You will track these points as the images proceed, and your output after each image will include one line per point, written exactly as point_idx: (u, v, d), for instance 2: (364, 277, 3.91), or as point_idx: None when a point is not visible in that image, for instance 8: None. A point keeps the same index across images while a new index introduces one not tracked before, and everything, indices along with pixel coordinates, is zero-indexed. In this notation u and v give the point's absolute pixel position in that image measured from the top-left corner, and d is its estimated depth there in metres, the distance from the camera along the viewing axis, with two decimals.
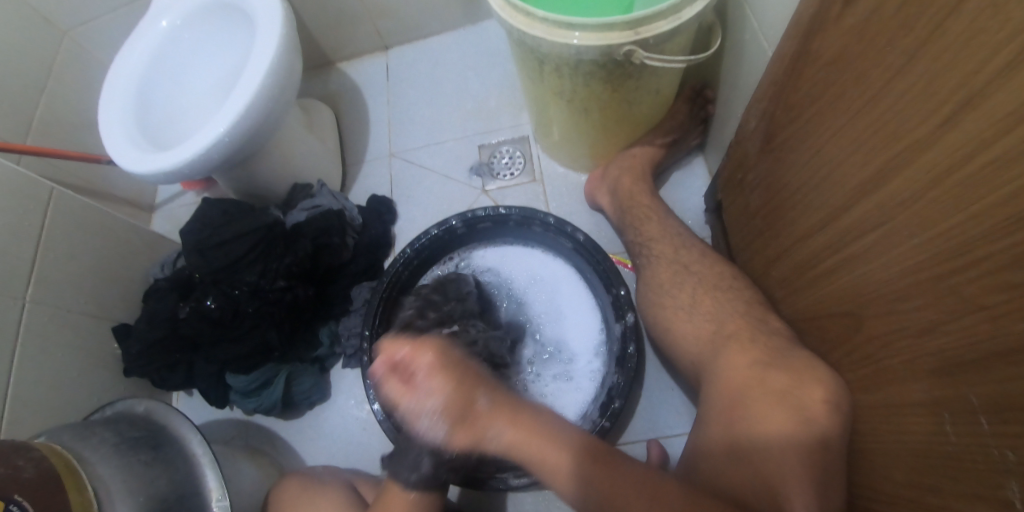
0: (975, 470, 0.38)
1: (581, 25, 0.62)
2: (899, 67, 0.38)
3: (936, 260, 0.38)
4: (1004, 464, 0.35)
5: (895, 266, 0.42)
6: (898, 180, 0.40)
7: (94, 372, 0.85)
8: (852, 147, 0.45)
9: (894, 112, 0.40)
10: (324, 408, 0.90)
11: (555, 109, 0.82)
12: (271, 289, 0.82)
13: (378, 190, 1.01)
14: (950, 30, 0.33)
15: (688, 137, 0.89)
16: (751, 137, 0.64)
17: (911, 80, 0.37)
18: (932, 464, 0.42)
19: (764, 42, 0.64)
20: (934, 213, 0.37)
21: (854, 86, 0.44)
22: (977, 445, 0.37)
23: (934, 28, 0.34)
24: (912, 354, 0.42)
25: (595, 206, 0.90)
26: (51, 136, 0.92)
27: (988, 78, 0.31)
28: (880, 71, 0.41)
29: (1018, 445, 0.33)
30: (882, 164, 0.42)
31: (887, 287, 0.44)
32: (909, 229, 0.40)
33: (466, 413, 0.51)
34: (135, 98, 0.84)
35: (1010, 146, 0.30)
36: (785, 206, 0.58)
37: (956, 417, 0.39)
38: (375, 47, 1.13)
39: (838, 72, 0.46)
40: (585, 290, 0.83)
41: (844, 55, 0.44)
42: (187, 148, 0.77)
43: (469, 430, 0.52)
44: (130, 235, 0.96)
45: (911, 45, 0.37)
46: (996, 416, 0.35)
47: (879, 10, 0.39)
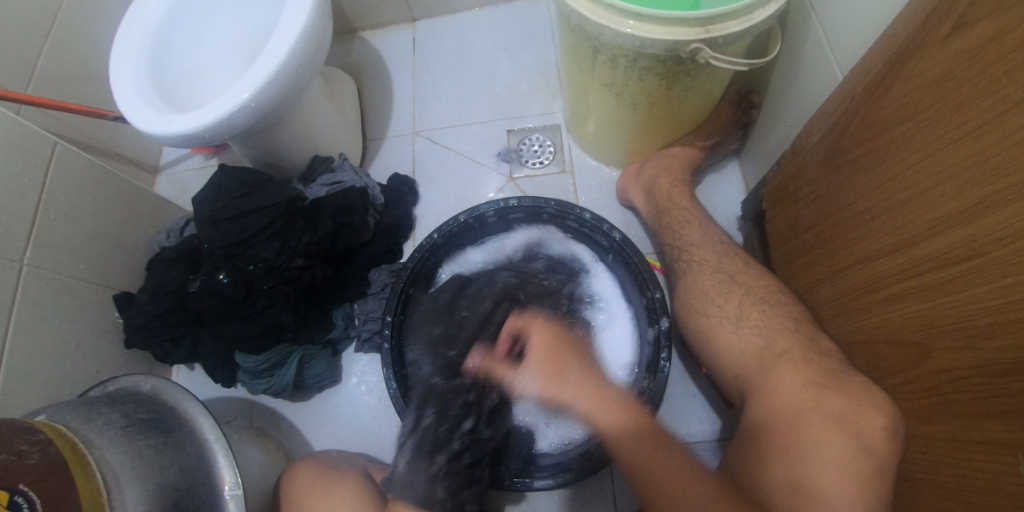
0: None
1: (646, 16, 0.59)
2: (1008, 105, 0.37)
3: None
4: None
5: (973, 304, 0.42)
6: (990, 219, 0.39)
7: (94, 341, 0.81)
8: (935, 179, 0.44)
9: (993, 148, 0.38)
10: (334, 392, 0.87)
11: (599, 102, 0.79)
12: (287, 267, 0.78)
13: (399, 169, 0.96)
14: None
15: (728, 141, 0.87)
16: (812, 150, 0.62)
17: (1022, 117, 0.36)
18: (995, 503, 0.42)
19: (832, 53, 0.61)
20: None
21: (949, 113, 0.42)
22: None
23: None
24: (985, 393, 0.42)
25: (627, 204, 0.88)
26: (52, 86, 0.85)
27: None
28: (981, 107, 0.39)
29: None
30: (969, 202, 0.41)
31: (963, 323, 0.43)
32: (999, 270, 0.39)
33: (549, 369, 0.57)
34: (150, 52, 0.78)
35: None
36: (845, 227, 0.57)
37: None
38: (403, 18, 1.07)
39: (931, 97, 0.44)
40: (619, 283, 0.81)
41: (944, 79, 0.42)
42: (207, 111, 0.72)
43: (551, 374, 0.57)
44: (135, 198, 0.90)
45: None
46: None
47: (999, 38, 0.37)
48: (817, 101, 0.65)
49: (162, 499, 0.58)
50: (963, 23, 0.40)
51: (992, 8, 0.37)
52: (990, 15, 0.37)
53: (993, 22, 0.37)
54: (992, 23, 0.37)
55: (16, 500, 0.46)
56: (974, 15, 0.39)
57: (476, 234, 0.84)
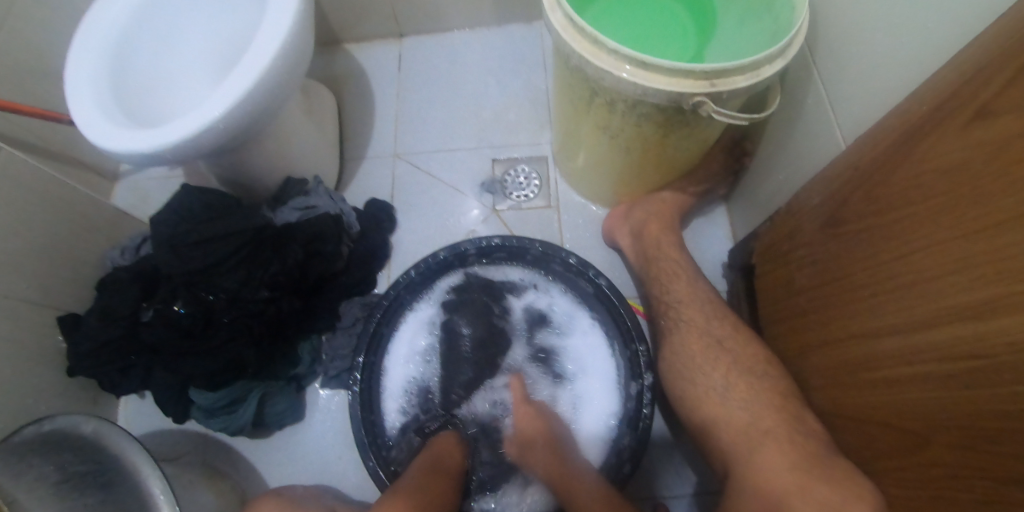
0: None
1: (651, 65, 0.56)
2: (1020, 209, 0.36)
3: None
4: None
5: (975, 404, 0.40)
6: (1000, 321, 0.37)
7: (32, 368, 0.74)
8: (942, 268, 0.42)
9: (1006, 249, 0.37)
10: (296, 430, 0.82)
11: (592, 141, 0.76)
12: (252, 299, 0.72)
13: (378, 193, 0.92)
14: None
15: (718, 187, 0.85)
16: (809, 213, 0.60)
17: None
18: None
19: (834, 116, 0.60)
20: None
21: (962, 203, 0.40)
22: None
23: None
24: (984, 497, 0.40)
25: (613, 245, 0.85)
26: (2, 84, 0.78)
27: None
28: (994, 206, 0.38)
29: None
30: (977, 299, 0.39)
31: (965, 420, 0.41)
32: (1006, 375, 0.37)
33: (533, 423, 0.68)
34: (112, 57, 0.71)
35: None
36: (842, 299, 0.55)
37: None
38: (390, 33, 1.02)
39: (943, 184, 0.42)
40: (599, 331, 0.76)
41: (958, 167, 0.41)
42: (172, 129, 0.67)
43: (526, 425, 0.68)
44: (88, 211, 0.83)
45: None
46: None
47: (1020, 138, 0.35)
48: (816, 161, 0.64)
49: None
50: (984, 115, 0.38)
51: (1016, 106, 0.35)
52: (1014, 113, 0.36)
53: (1016, 120, 0.35)
54: (1013, 121, 0.36)
55: None
56: (997, 109, 0.37)
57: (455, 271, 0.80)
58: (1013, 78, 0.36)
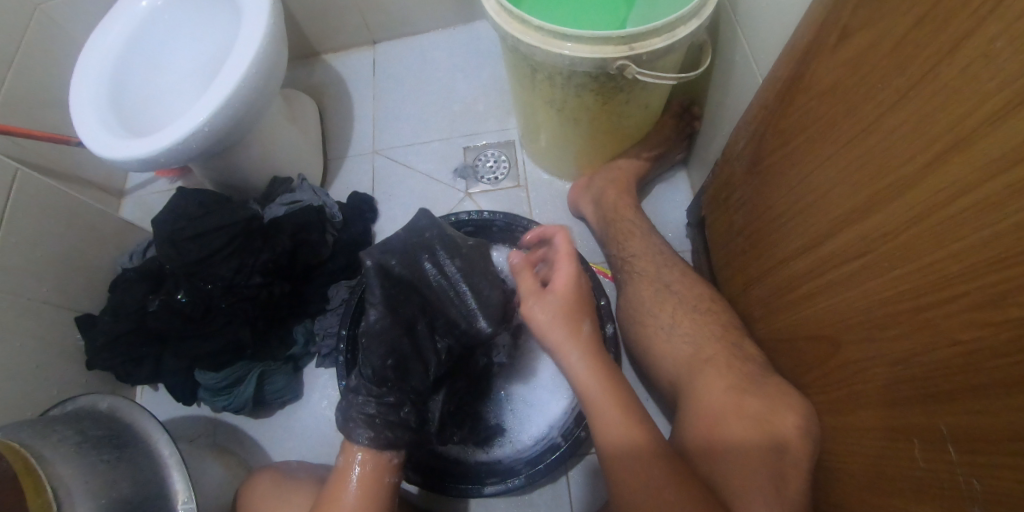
0: (941, 495, 0.39)
1: (575, 36, 0.62)
2: (890, 106, 0.40)
3: (914, 293, 0.39)
4: (971, 492, 0.37)
5: (869, 296, 0.44)
6: (879, 215, 0.42)
7: (54, 364, 0.82)
8: (835, 179, 0.47)
9: (877, 149, 0.42)
10: (295, 408, 0.88)
11: (545, 117, 0.82)
12: (245, 285, 0.80)
13: (359, 187, 0.99)
14: (942, 76, 0.35)
15: (673, 152, 0.90)
16: (738, 159, 0.65)
17: (896, 120, 0.39)
18: (900, 485, 0.44)
19: (753, 67, 0.65)
20: (912, 249, 0.39)
21: (843, 118, 0.45)
22: (945, 472, 0.39)
23: (924, 74, 0.36)
24: (885, 380, 0.44)
25: (578, 214, 0.90)
26: (16, 113, 0.88)
27: (975, 124, 0.32)
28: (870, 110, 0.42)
29: (987, 474, 0.35)
30: (865, 200, 0.44)
31: (865, 315, 0.45)
32: (889, 262, 0.42)
33: (573, 329, 0.62)
34: (109, 80, 0.80)
35: (993, 192, 0.31)
36: (769, 230, 0.59)
37: (927, 444, 0.40)
38: (364, 41, 1.10)
39: (828, 104, 0.47)
40: None
41: (837, 86, 0.46)
42: (163, 136, 0.75)
43: (565, 339, 0.61)
44: (98, 222, 0.92)
45: (901, 85, 0.38)
46: (966, 445, 0.36)
47: (874, 47, 0.41)
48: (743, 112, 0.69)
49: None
50: (849, 34, 0.44)
51: (871, 19, 0.41)
52: (868, 26, 0.41)
53: (869, 33, 0.41)
54: (871, 33, 0.41)
55: None
56: (854, 28, 0.43)
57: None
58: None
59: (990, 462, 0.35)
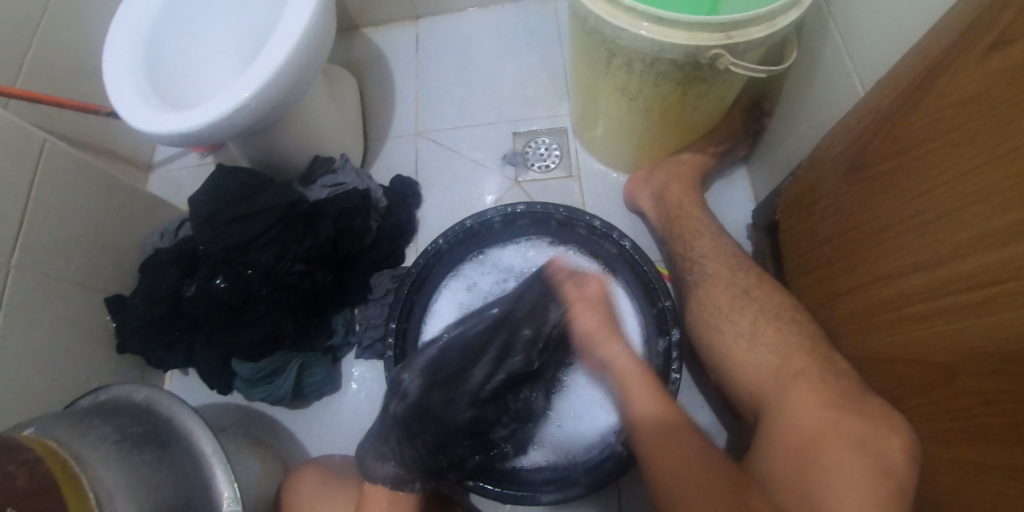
0: None
1: (668, 21, 0.57)
2: None
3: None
4: None
5: (995, 331, 0.41)
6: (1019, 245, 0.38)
7: (85, 346, 0.78)
8: (962, 200, 0.43)
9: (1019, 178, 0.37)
10: (334, 400, 0.85)
11: (610, 106, 0.77)
12: (287, 272, 0.75)
13: (402, 170, 0.94)
14: None
15: (738, 148, 0.85)
16: (835, 161, 0.61)
17: None
18: None
19: (850, 64, 0.60)
20: None
21: (978, 135, 0.41)
22: None
23: None
24: (1010, 422, 0.40)
25: (634, 209, 0.86)
26: (42, 80, 0.83)
27: None
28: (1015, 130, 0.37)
29: None
30: (1000, 227, 0.40)
31: (989, 349, 0.42)
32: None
33: None
34: (145, 47, 0.74)
35: None
36: (869, 241, 0.56)
37: None
38: (406, 16, 1.04)
39: (963, 116, 0.42)
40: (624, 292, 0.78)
41: (977, 98, 0.41)
42: (205, 111, 0.70)
43: None
44: (129, 198, 0.87)
45: None
46: None
47: None
48: (834, 109, 0.64)
49: None
50: (1003, 40, 0.38)
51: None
52: None
53: None
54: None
55: None
56: (1011, 36, 0.37)
57: (482, 242, 0.82)
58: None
59: None
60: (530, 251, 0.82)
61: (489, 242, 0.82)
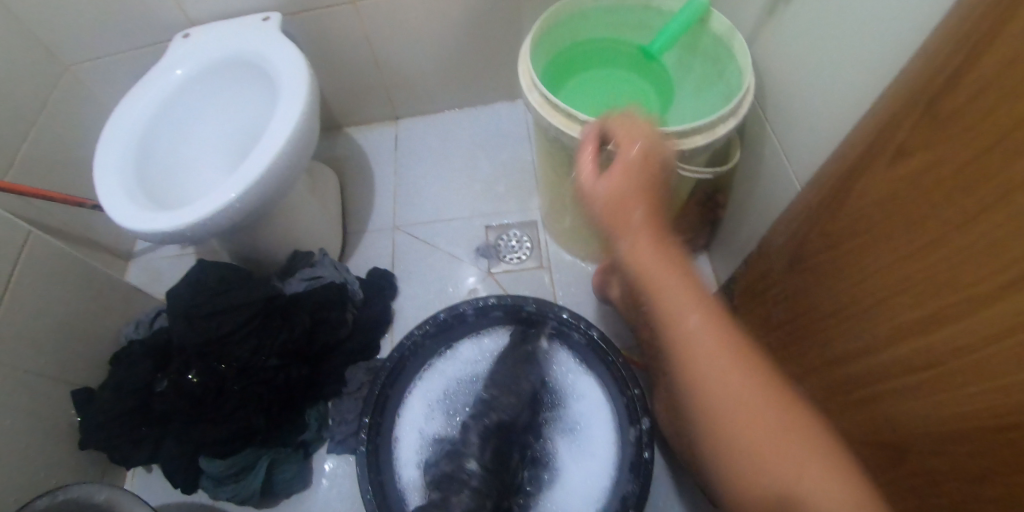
0: None
1: (619, 132, 0.65)
2: (939, 237, 0.41)
3: (988, 415, 0.38)
4: None
5: (935, 411, 0.44)
6: (944, 331, 0.42)
7: (40, 443, 0.76)
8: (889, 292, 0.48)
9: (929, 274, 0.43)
10: (301, 500, 0.81)
11: (575, 203, 0.83)
12: (262, 367, 0.76)
13: (379, 262, 0.97)
14: (992, 223, 0.36)
15: (697, 237, 0.92)
16: (780, 254, 0.67)
17: (946, 252, 0.41)
18: None
19: (787, 165, 0.69)
20: (981, 371, 0.39)
21: (897, 235, 0.47)
22: None
23: (975, 214, 0.38)
24: (967, 498, 0.43)
25: (603, 298, 0.90)
26: (30, 173, 0.88)
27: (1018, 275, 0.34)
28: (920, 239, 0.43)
29: None
30: (922, 314, 0.44)
31: (933, 429, 0.45)
32: (953, 381, 0.42)
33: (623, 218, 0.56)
34: (137, 149, 0.79)
35: None
36: (818, 327, 0.60)
37: None
38: (387, 117, 1.13)
39: (881, 215, 0.49)
40: (590, 377, 0.79)
41: (892, 199, 0.47)
42: (190, 209, 0.73)
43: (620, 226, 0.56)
44: (105, 289, 0.89)
45: (951, 218, 0.40)
46: None
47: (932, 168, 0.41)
48: (778, 205, 0.72)
49: None
50: (904, 153, 0.45)
51: (928, 142, 0.42)
52: (923, 149, 0.42)
53: (930, 153, 0.42)
54: (927, 156, 0.42)
55: None
56: (911, 148, 0.44)
57: (452, 332, 0.83)
58: (921, 119, 0.43)
59: None
60: (490, 341, 0.84)
61: (454, 334, 0.83)
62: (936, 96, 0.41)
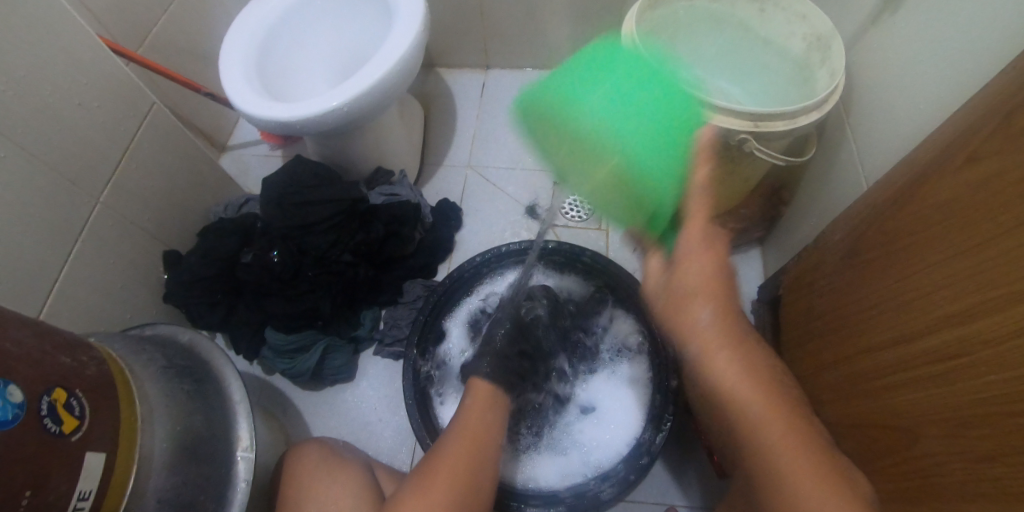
0: None
1: (707, 104, 0.69)
2: (953, 227, 0.49)
3: (1002, 401, 0.42)
4: None
5: (925, 400, 0.51)
6: (940, 310, 0.50)
7: (134, 287, 0.85)
8: (915, 292, 0.54)
9: (943, 269, 0.50)
10: (346, 388, 0.90)
11: (647, 171, 0.88)
12: (335, 260, 0.85)
13: (450, 195, 1.05)
14: (1002, 179, 0.44)
15: (753, 228, 0.96)
16: (833, 248, 0.70)
17: (959, 238, 0.49)
18: None
19: (859, 170, 0.71)
20: (969, 327, 0.46)
21: (924, 231, 0.53)
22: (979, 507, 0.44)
23: (997, 182, 0.45)
24: (931, 458, 0.50)
25: (653, 266, 0.96)
26: (157, 54, 0.97)
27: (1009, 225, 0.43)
28: (951, 232, 0.50)
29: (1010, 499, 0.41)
30: (936, 317, 0.51)
31: (927, 409, 0.51)
32: (936, 352, 0.50)
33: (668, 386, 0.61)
34: (259, 46, 0.87)
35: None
36: (851, 321, 0.64)
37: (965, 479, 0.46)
38: (477, 64, 1.19)
39: (923, 224, 0.54)
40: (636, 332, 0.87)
41: (950, 202, 0.50)
42: (302, 107, 0.81)
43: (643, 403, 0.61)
44: (207, 168, 0.97)
45: (983, 193, 0.46)
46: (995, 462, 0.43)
47: (985, 142, 0.47)
48: (842, 205, 0.74)
49: (185, 442, 0.60)
50: (975, 158, 0.48)
51: (999, 149, 0.45)
52: (993, 156, 0.45)
53: (993, 162, 0.45)
54: (994, 162, 0.45)
55: (71, 402, 0.49)
56: (981, 155, 0.47)
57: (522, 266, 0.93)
58: (994, 131, 0.46)
59: (1013, 486, 0.41)
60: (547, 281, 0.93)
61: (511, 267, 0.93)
62: (1013, 109, 0.44)
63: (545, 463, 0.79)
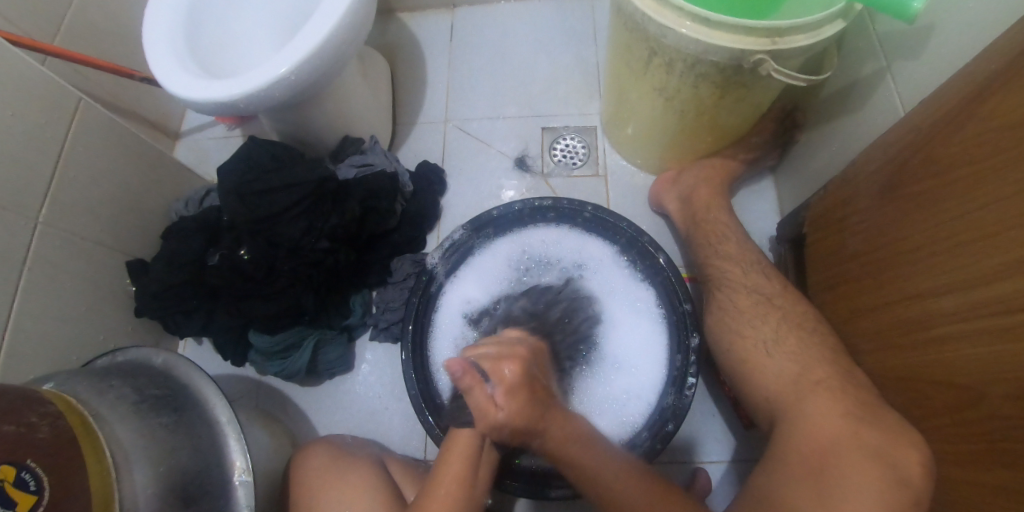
0: None
1: (713, 22, 0.57)
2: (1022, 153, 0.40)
3: None
4: None
5: (990, 359, 0.44)
6: (1007, 255, 0.42)
7: (102, 307, 0.79)
8: (973, 233, 0.46)
9: (1010, 206, 0.41)
10: (346, 379, 0.85)
11: (647, 107, 0.77)
12: (311, 249, 0.76)
13: (428, 156, 0.95)
14: None
15: (766, 157, 0.86)
16: (868, 177, 0.61)
17: None
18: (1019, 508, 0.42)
19: (893, 81, 0.60)
20: None
21: (986, 156, 0.44)
22: None
23: None
24: (995, 423, 0.44)
25: (659, 211, 0.88)
26: (77, 42, 0.84)
27: None
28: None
29: None
30: (1003, 262, 0.42)
31: (992, 369, 0.44)
32: (1002, 305, 0.42)
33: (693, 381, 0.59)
34: (185, 17, 0.75)
35: None
36: (892, 261, 0.57)
37: None
38: (441, 4, 1.05)
39: (984, 148, 0.44)
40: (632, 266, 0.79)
41: (1018, 123, 0.41)
42: (244, 82, 0.70)
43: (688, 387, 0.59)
44: (158, 164, 0.88)
45: None
46: None
47: None
48: (873, 125, 0.64)
49: (173, 482, 0.56)
50: None
51: None
52: None
53: None
54: None
55: (23, 476, 0.43)
56: None
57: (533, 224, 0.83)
58: None
59: None
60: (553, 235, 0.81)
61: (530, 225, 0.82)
62: None
63: (609, 385, 0.74)
